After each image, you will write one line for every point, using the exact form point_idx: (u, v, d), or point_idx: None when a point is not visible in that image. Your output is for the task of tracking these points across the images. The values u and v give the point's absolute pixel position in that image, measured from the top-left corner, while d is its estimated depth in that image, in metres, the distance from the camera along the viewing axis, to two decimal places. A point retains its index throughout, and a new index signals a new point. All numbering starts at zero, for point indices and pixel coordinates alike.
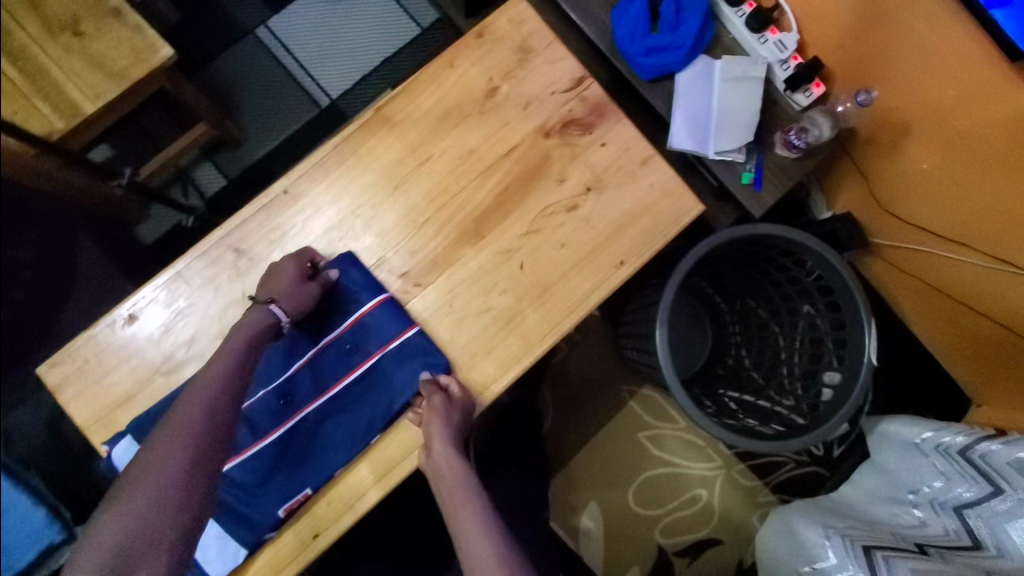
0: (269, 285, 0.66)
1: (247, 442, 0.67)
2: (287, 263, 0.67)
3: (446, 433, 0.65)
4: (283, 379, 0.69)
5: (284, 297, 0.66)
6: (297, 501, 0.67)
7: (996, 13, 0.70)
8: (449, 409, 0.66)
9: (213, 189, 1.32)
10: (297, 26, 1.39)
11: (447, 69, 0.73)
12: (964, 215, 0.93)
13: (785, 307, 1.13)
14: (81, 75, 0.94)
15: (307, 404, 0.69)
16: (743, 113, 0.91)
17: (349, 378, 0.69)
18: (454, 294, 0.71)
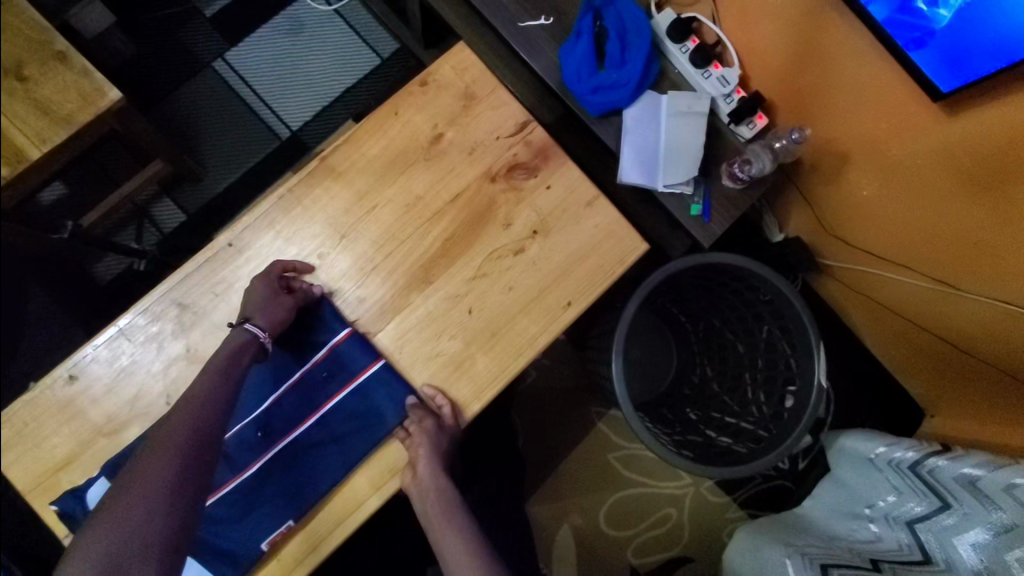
0: (244, 306, 0.66)
1: (225, 478, 0.66)
2: (261, 280, 0.68)
3: (432, 459, 0.67)
4: (258, 414, 0.67)
5: (263, 310, 0.66)
6: (280, 533, 0.65)
7: (914, 55, 0.73)
8: (439, 435, 0.68)
9: (173, 224, 1.32)
10: (255, 58, 1.39)
11: (392, 118, 0.74)
12: (907, 239, 0.96)
13: (742, 327, 1.16)
14: (26, 119, 0.91)
15: (287, 433, 0.67)
16: (688, 148, 0.93)
17: (331, 405, 0.68)
18: (400, 343, 0.71)
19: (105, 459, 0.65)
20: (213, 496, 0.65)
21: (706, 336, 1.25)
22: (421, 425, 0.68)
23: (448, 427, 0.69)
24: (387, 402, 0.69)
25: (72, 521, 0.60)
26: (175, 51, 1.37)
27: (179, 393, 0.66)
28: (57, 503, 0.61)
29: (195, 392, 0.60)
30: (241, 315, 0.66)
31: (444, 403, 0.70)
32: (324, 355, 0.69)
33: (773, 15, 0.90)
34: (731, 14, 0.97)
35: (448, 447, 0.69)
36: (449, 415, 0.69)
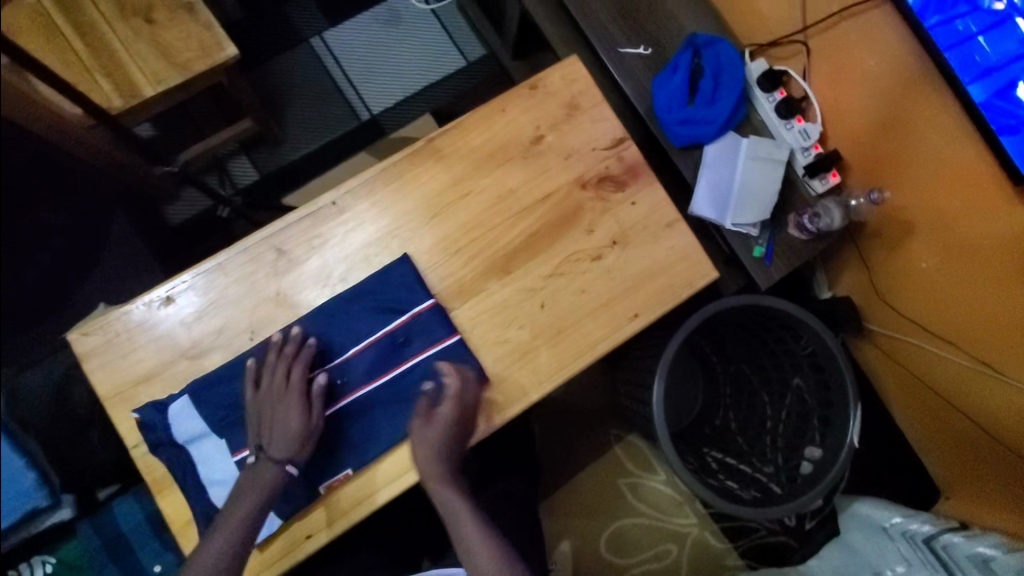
0: (277, 446, 0.65)
1: None
2: (281, 403, 0.66)
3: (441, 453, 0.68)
4: (335, 364, 0.71)
5: (296, 443, 0.65)
6: (338, 479, 0.69)
7: (1006, 139, 0.73)
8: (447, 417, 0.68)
9: (245, 181, 1.37)
10: (350, 41, 1.46)
11: (499, 113, 0.79)
12: (958, 317, 0.98)
13: (778, 376, 1.17)
14: (146, 60, 1.00)
15: (359, 387, 0.71)
16: (762, 192, 0.96)
17: (401, 370, 0.71)
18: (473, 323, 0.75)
19: (184, 379, 0.68)
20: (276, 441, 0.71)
21: (736, 379, 1.26)
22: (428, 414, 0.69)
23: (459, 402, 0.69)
24: (455, 374, 0.72)
25: (149, 432, 0.65)
26: (279, 22, 1.44)
27: (263, 331, 0.71)
28: (139, 411, 0.65)
29: (237, 506, 0.62)
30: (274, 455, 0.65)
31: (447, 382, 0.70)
32: (404, 321, 0.72)
33: (864, 82, 0.93)
34: (822, 72, 0.99)
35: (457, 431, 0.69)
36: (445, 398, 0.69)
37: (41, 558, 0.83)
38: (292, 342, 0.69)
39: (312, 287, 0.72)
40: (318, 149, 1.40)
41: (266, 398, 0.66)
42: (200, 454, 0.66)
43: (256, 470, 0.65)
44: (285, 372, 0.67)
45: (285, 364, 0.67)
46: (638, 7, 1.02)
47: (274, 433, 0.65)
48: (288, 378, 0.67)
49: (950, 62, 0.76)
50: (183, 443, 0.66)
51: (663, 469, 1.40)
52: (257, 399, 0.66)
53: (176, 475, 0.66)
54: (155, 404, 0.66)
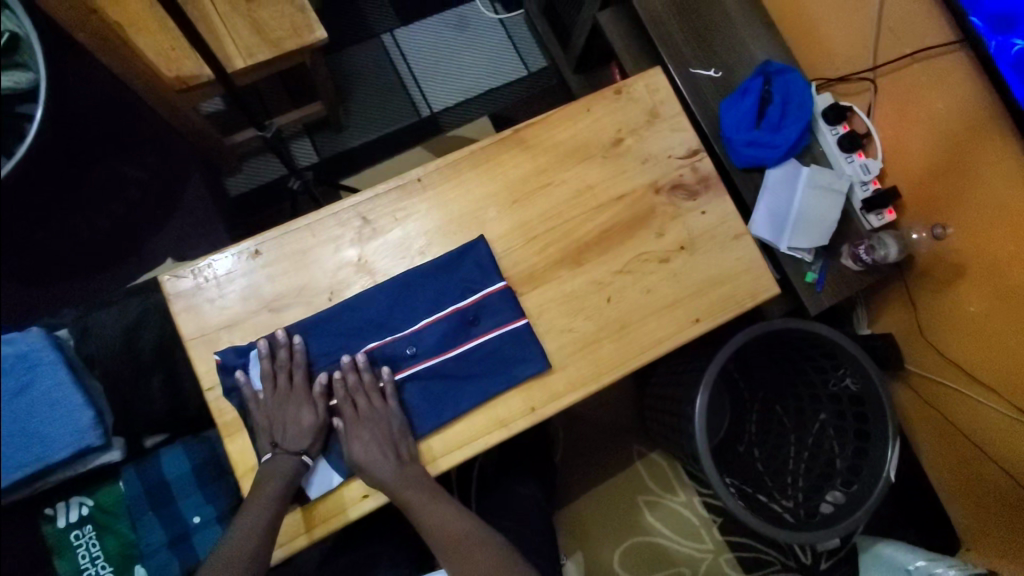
0: (290, 438, 0.68)
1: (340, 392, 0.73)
2: (288, 403, 0.69)
3: (367, 445, 0.68)
4: (407, 332, 0.73)
5: (309, 435, 0.69)
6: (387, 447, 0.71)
7: None
8: (366, 409, 0.70)
9: (305, 163, 1.41)
10: (419, 41, 1.51)
11: (583, 113, 0.82)
12: (1001, 365, 0.99)
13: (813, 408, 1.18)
14: (241, 33, 1.05)
15: (428, 358, 0.73)
16: (821, 219, 0.99)
17: (469, 346, 0.74)
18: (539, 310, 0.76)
19: (264, 331, 0.72)
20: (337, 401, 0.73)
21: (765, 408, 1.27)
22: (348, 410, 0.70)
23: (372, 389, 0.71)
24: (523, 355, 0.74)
25: (229, 374, 0.69)
26: (354, 16, 1.50)
27: (342, 292, 0.73)
28: (220, 354, 0.69)
29: (258, 499, 0.64)
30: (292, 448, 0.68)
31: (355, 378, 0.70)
32: (475, 300, 0.75)
33: (928, 124, 0.96)
34: (886, 110, 1.02)
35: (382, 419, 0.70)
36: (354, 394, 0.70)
37: (79, 499, 0.84)
38: (281, 347, 0.70)
39: (394, 257, 0.75)
40: (377, 139, 1.45)
41: (272, 401, 0.68)
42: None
43: (271, 466, 0.67)
44: (286, 377, 0.70)
45: (284, 369, 0.70)
46: (714, 32, 1.07)
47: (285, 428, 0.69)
48: (289, 381, 0.70)
49: (1013, 86, 0.77)
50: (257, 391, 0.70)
51: (682, 490, 1.40)
52: (263, 404, 0.68)
53: (248, 420, 0.69)
54: (236, 348, 0.70)
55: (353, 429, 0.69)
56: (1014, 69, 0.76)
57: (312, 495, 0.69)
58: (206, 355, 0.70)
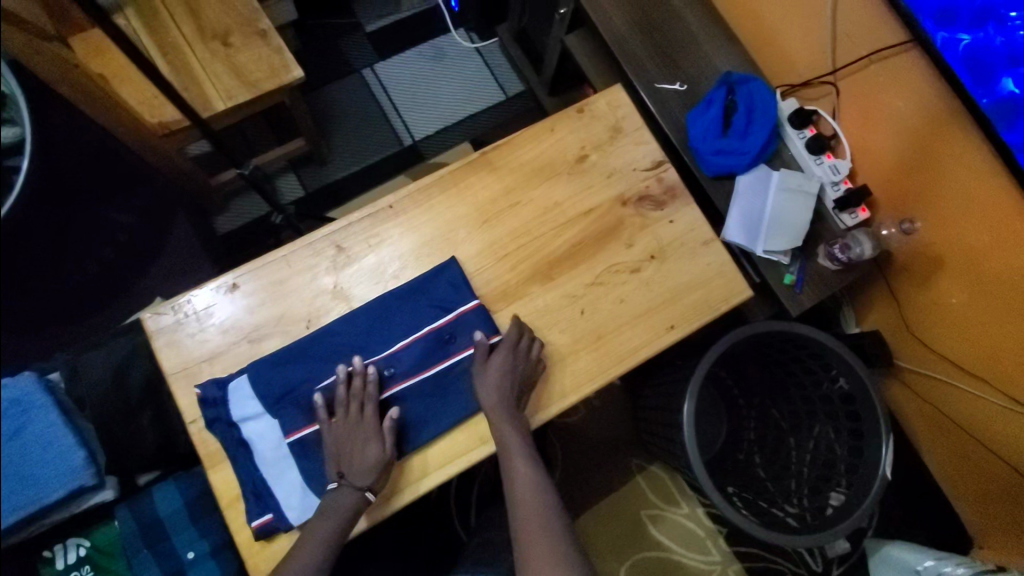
0: (352, 467, 0.67)
1: (403, 375, 0.74)
2: (359, 433, 0.69)
3: (501, 407, 0.71)
4: (385, 354, 0.74)
5: (374, 472, 0.67)
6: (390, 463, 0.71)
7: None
8: (506, 372, 0.72)
9: (292, 197, 1.45)
10: (398, 73, 1.56)
11: (548, 132, 0.84)
12: (992, 354, 0.98)
13: (806, 410, 1.17)
14: (221, 78, 1.09)
15: (404, 380, 0.74)
16: (793, 222, 1.00)
17: (444, 365, 0.75)
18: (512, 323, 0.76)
19: (243, 362, 0.73)
20: (397, 388, 0.73)
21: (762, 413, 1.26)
22: (482, 373, 0.73)
23: (522, 360, 0.73)
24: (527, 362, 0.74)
25: (208, 408, 0.69)
26: (333, 55, 1.55)
27: (320, 319, 0.75)
28: (201, 387, 0.70)
29: (313, 531, 0.64)
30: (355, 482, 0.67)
31: (512, 350, 0.73)
32: (449, 320, 0.76)
33: (892, 121, 0.98)
34: (850, 111, 1.03)
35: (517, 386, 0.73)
36: (497, 363, 0.72)
37: (76, 541, 0.87)
38: (357, 374, 0.71)
39: (370, 282, 0.77)
40: (361, 170, 1.49)
41: (343, 427, 0.69)
42: (252, 432, 0.71)
43: (337, 495, 0.67)
44: (358, 407, 0.70)
45: (357, 399, 0.70)
46: (676, 48, 1.10)
47: (349, 458, 0.68)
48: (360, 412, 0.70)
49: (964, 77, 0.78)
50: (237, 421, 0.70)
51: (686, 502, 1.38)
52: (336, 429, 0.69)
53: (229, 453, 0.70)
54: (216, 381, 0.71)
55: (488, 393, 0.71)
56: (963, 61, 0.77)
57: (296, 523, 0.69)
58: (186, 389, 0.72)
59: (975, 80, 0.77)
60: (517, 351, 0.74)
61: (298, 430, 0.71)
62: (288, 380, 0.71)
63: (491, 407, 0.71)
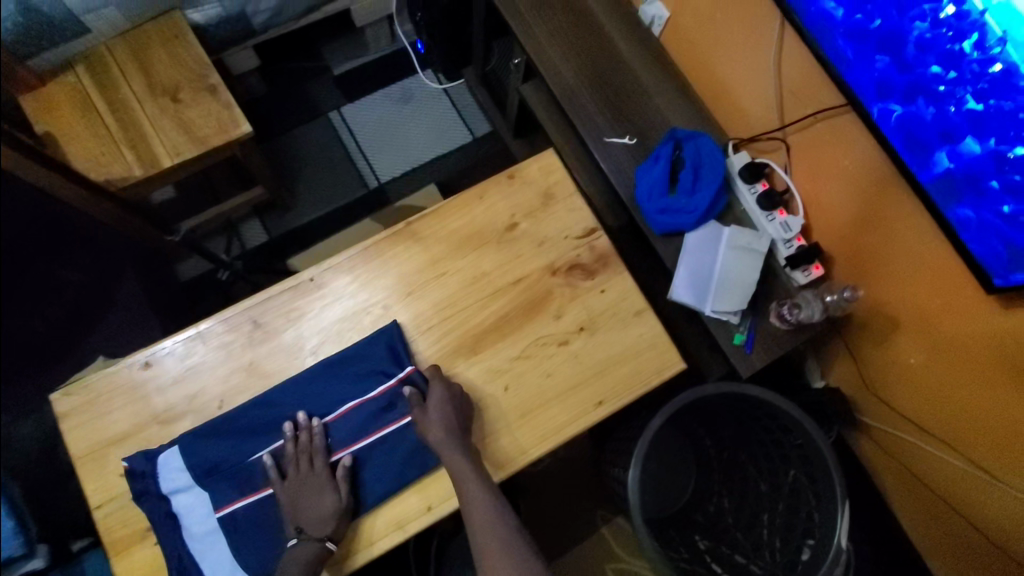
0: (310, 519, 0.66)
1: (344, 439, 0.71)
2: (310, 486, 0.68)
3: (444, 438, 0.69)
4: (325, 417, 0.72)
5: (331, 520, 0.66)
6: None
7: (967, 241, 0.72)
8: (444, 404, 0.71)
9: (255, 243, 1.44)
10: (364, 116, 1.56)
11: (477, 200, 0.82)
12: (953, 419, 0.94)
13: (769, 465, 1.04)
14: (168, 134, 1.09)
15: (346, 444, 0.71)
16: (741, 282, 0.97)
17: (382, 432, 0.72)
18: (436, 378, 0.73)
19: (152, 445, 0.71)
20: (341, 451, 0.71)
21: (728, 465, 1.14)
22: (422, 409, 0.71)
23: (457, 395, 0.72)
24: (461, 403, 0.73)
25: (136, 480, 0.68)
26: (300, 99, 1.55)
27: (233, 398, 0.73)
28: (129, 459, 0.69)
29: None
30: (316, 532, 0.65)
31: (447, 385, 0.72)
32: (389, 386, 0.73)
33: (841, 178, 0.94)
34: (800, 167, 1.01)
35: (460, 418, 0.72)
36: (436, 396, 0.71)
37: None
38: (303, 430, 0.71)
39: (286, 359, 0.75)
40: (325, 215, 1.48)
41: (297, 484, 0.68)
42: (181, 505, 0.69)
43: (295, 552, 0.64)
44: (307, 461, 0.69)
45: (305, 453, 0.69)
46: (627, 101, 1.08)
47: (303, 510, 0.66)
48: (310, 465, 0.69)
49: (900, 148, 0.74)
50: (168, 493, 0.69)
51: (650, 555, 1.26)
52: (289, 487, 0.68)
53: (155, 525, 0.68)
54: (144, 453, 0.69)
55: (429, 429, 0.69)
56: (896, 132, 0.74)
57: None
58: (96, 473, 0.70)
59: (911, 150, 0.73)
60: (452, 389, 0.73)
61: (228, 503, 0.69)
62: (218, 453, 0.69)
63: (436, 439, 0.69)
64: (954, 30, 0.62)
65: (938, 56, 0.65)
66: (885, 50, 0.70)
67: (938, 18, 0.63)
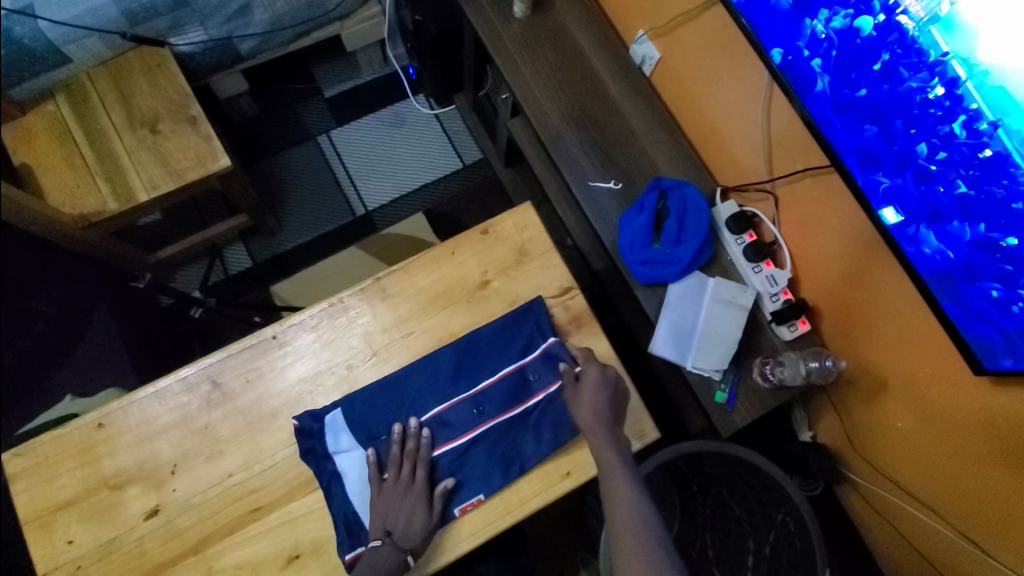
0: (400, 530, 0.67)
1: (493, 412, 0.73)
2: (405, 498, 0.69)
3: (598, 422, 0.69)
4: (473, 393, 0.74)
5: (420, 535, 0.67)
6: (470, 503, 0.70)
7: (947, 305, 0.67)
8: (598, 388, 0.71)
9: (238, 268, 1.42)
10: (353, 140, 1.53)
11: (448, 256, 0.80)
12: (940, 486, 0.91)
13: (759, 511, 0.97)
14: (145, 167, 1.07)
15: (496, 415, 0.73)
16: (724, 337, 0.95)
17: (531, 403, 0.74)
18: (589, 359, 0.74)
19: (102, 510, 0.70)
20: (468, 434, 0.72)
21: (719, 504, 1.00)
22: (575, 393, 0.71)
23: (610, 379, 0.72)
24: (614, 384, 0.73)
25: (307, 438, 0.70)
26: (291, 122, 1.53)
27: (186, 463, 0.71)
28: (297, 418, 0.71)
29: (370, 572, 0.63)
30: (403, 541, 0.66)
31: (601, 369, 0.72)
32: (536, 357, 0.75)
33: (830, 234, 0.91)
34: (788, 219, 0.97)
35: (613, 408, 0.72)
36: (589, 379, 0.71)
37: None
38: (411, 437, 0.71)
39: (241, 422, 0.73)
40: (310, 242, 1.45)
41: (392, 491, 0.69)
42: (344, 466, 0.71)
43: (377, 556, 0.65)
44: (409, 471, 0.70)
45: (408, 462, 0.70)
46: (614, 144, 1.06)
47: (392, 519, 0.68)
48: (411, 475, 0.69)
49: (886, 217, 0.70)
50: (332, 453, 0.71)
51: None
52: (384, 491, 0.69)
53: (322, 483, 0.71)
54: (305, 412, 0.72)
55: (585, 412, 0.70)
56: (884, 203, 0.70)
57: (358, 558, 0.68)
58: (42, 539, 0.68)
59: (899, 221, 0.69)
60: (605, 370, 0.73)
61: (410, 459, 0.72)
62: (377, 420, 0.72)
63: (588, 420, 0.70)
64: (942, 110, 0.58)
65: (926, 132, 0.61)
66: (873, 121, 0.67)
67: (926, 97, 0.60)
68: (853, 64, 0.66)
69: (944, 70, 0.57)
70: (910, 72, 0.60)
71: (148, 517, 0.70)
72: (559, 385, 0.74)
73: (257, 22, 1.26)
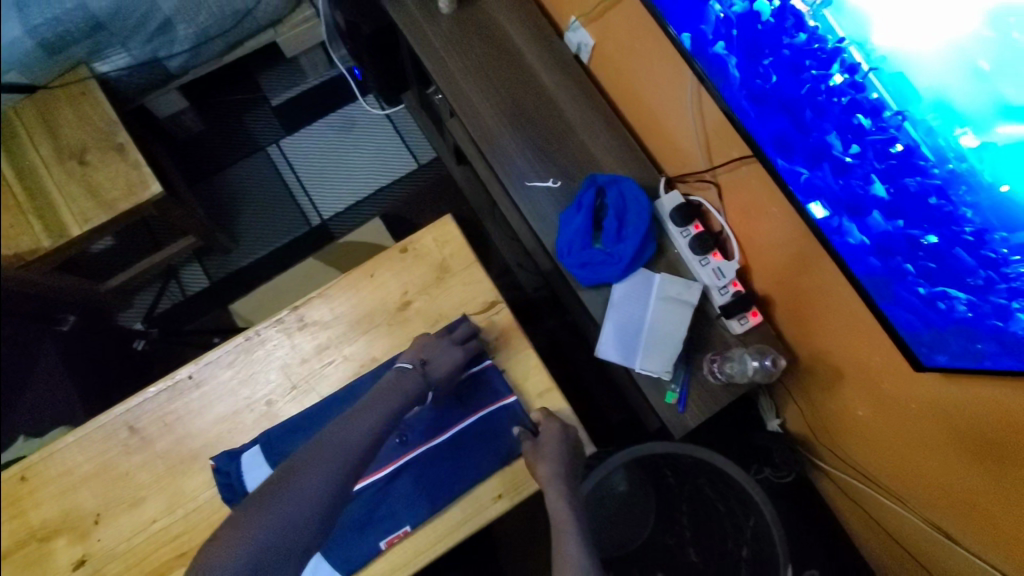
0: (433, 358, 0.71)
1: (417, 440, 0.72)
2: (444, 344, 0.73)
3: (555, 478, 0.69)
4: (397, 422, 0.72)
5: (448, 370, 0.71)
6: (397, 535, 0.69)
7: (887, 308, 0.63)
8: (557, 445, 0.71)
9: (196, 288, 1.40)
10: (303, 148, 1.49)
11: (365, 279, 0.78)
12: (901, 473, 0.88)
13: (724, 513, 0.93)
14: (77, 199, 1.05)
15: (420, 444, 0.72)
16: (670, 337, 0.91)
17: (459, 428, 0.73)
18: (548, 419, 0.73)
19: (31, 564, 0.69)
20: (394, 465, 0.71)
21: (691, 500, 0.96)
22: (533, 448, 0.70)
23: (570, 437, 0.72)
24: (574, 440, 0.73)
25: (225, 478, 0.68)
26: (238, 134, 1.50)
27: (110, 512, 0.70)
28: (214, 459, 0.69)
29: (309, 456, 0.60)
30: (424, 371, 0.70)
31: (562, 425, 0.72)
32: (464, 380, 0.75)
33: (772, 223, 0.87)
34: (732, 208, 0.93)
35: (569, 462, 0.72)
36: (551, 433, 0.71)
37: None
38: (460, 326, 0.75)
39: (162, 467, 0.72)
40: (267, 256, 1.43)
41: (435, 341, 0.73)
42: None
43: (403, 377, 0.69)
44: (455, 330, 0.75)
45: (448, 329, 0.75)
46: (551, 140, 1.01)
47: (428, 350, 0.72)
48: (456, 332, 0.74)
49: (812, 210, 0.66)
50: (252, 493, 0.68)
51: None
52: (427, 339, 0.73)
53: None
54: (228, 452, 0.70)
55: (545, 469, 0.69)
56: (808, 196, 0.65)
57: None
58: None
59: (825, 214, 0.65)
60: (565, 426, 0.73)
61: None
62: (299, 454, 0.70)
63: (547, 476, 0.69)
64: (846, 99, 0.54)
65: (835, 124, 0.57)
66: (785, 111, 0.62)
67: (829, 86, 0.55)
68: (758, 53, 0.61)
69: (843, 56, 0.52)
70: (812, 62, 0.56)
71: (76, 567, 0.69)
72: (513, 398, 0.74)
73: (183, 37, 1.22)
